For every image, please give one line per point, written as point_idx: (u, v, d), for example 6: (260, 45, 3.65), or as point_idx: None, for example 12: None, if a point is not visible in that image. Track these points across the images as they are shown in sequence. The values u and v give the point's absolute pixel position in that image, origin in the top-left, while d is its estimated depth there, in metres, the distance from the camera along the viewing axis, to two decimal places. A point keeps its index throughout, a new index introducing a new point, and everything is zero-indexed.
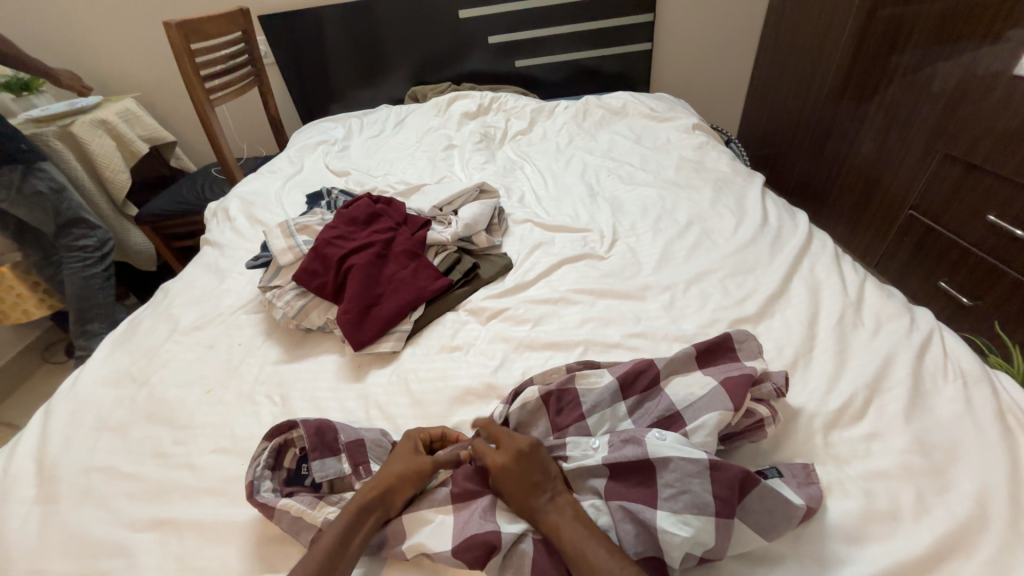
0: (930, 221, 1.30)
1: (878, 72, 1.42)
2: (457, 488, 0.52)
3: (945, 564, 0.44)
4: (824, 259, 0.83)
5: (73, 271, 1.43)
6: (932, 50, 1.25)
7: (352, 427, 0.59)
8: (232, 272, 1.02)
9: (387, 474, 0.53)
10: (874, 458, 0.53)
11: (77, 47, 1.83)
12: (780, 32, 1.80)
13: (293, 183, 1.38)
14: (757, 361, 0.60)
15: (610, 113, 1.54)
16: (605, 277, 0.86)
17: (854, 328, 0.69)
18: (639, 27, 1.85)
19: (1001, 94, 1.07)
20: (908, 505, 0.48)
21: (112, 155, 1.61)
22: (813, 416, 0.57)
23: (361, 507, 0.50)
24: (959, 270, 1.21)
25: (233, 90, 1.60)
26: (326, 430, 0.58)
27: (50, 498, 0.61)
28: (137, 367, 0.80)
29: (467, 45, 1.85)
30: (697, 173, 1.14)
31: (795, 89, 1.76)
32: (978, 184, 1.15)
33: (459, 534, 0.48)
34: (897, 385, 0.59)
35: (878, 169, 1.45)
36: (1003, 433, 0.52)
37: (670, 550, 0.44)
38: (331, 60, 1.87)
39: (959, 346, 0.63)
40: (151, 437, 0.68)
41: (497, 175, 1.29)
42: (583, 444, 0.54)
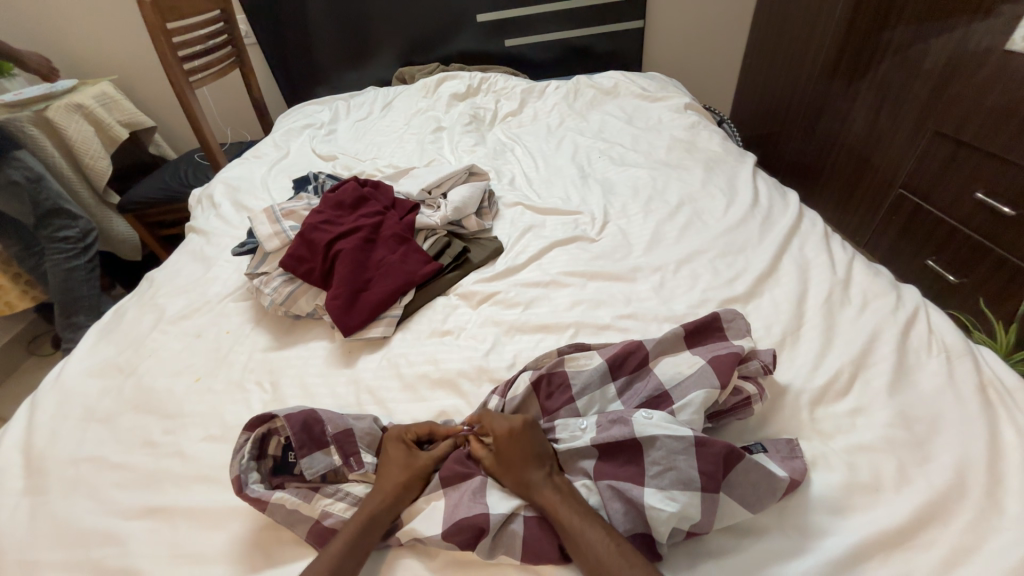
0: (919, 200, 1.30)
1: (871, 49, 1.41)
2: (447, 472, 0.53)
3: (923, 533, 0.45)
4: (814, 238, 0.83)
5: (56, 263, 1.40)
6: (924, 26, 1.24)
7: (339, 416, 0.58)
8: (218, 259, 1.00)
9: (387, 482, 0.53)
10: (858, 432, 0.53)
11: (48, 27, 1.76)
12: (772, 8, 1.77)
13: (279, 169, 1.35)
14: (745, 339, 0.61)
15: (602, 93, 1.52)
16: (596, 259, 0.86)
17: (841, 305, 0.69)
18: (630, 4, 1.81)
19: (991, 70, 1.07)
20: (890, 477, 0.49)
21: (91, 142, 1.57)
22: (800, 392, 0.58)
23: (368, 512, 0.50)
24: (946, 248, 1.22)
25: (213, 72, 1.55)
26: (313, 420, 0.57)
27: (39, 489, 0.61)
28: (124, 357, 0.79)
29: (454, 23, 1.80)
30: (689, 154, 1.13)
31: (787, 66, 1.74)
32: (965, 162, 1.15)
33: (449, 517, 0.49)
34: (882, 361, 0.60)
35: (869, 147, 1.45)
36: (983, 405, 0.53)
37: (658, 525, 0.45)
38: (315, 39, 1.81)
39: (944, 322, 0.64)
40: (140, 427, 0.68)
41: (487, 158, 1.28)
42: (572, 425, 0.55)
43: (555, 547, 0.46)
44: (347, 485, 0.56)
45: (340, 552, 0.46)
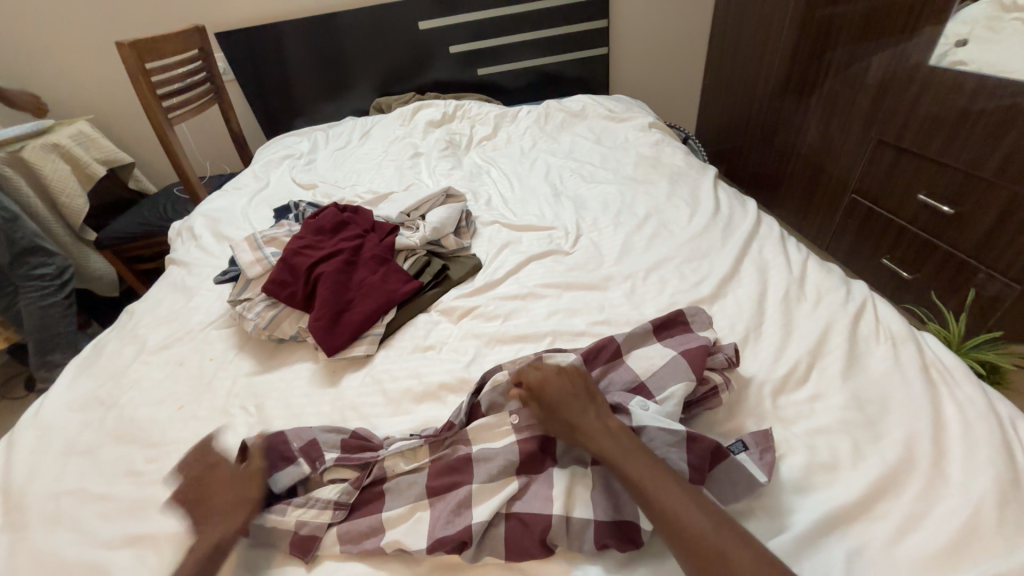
0: (870, 203, 1.39)
1: (816, 67, 1.52)
2: (433, 483, 0.54)
3: (879, 504, 0.49)
4: (770, 241, 0.89)
5: (31, 301, 1.38)
6: (861, 46, 1.35)
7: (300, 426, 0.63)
8: (200, 289, 1.01)
9: (217, 516, 0.52)
10: (817, 416, 0.57)
11: (24, 69, 1.78)
12: (726, 34, 1.90)
13: (260, 199, 1.37)
14: (708, 332, 0.65)
15: (571, 116, 1.59)
16: (571, 270, 0.90)
17: (797, 301, 0.74)
18: (594, 33, 1.93)
19: (921, 84, 1.18)
20: (847, 454, 0.53)
21: (68, 180, 1.57)
22: (763, 383, 0.62)
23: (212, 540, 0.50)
24: (899, 246, 1.31)
25: (193, 107, 1.58)
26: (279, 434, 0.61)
27: (18, 525, 0.60)
28: (105, 390, 0.79)
29: (428, 55, 1.88)
30: (654, 169, 1.20)
31: (744, 86, 1.86)
32: (909, 166, 1.24)
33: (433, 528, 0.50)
34: (835, 350, 0.64)
35: (823, 157, 1.54)
36: (926, 385, 0.58)
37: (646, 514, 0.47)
38: (293, 74, 1.87)
39: (889, 312, 0.69)
40: (123, 457, 0.68)
41: (464, 180, 1.32)
42: None
43: (538, 546, 0.47)
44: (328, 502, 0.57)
45: None
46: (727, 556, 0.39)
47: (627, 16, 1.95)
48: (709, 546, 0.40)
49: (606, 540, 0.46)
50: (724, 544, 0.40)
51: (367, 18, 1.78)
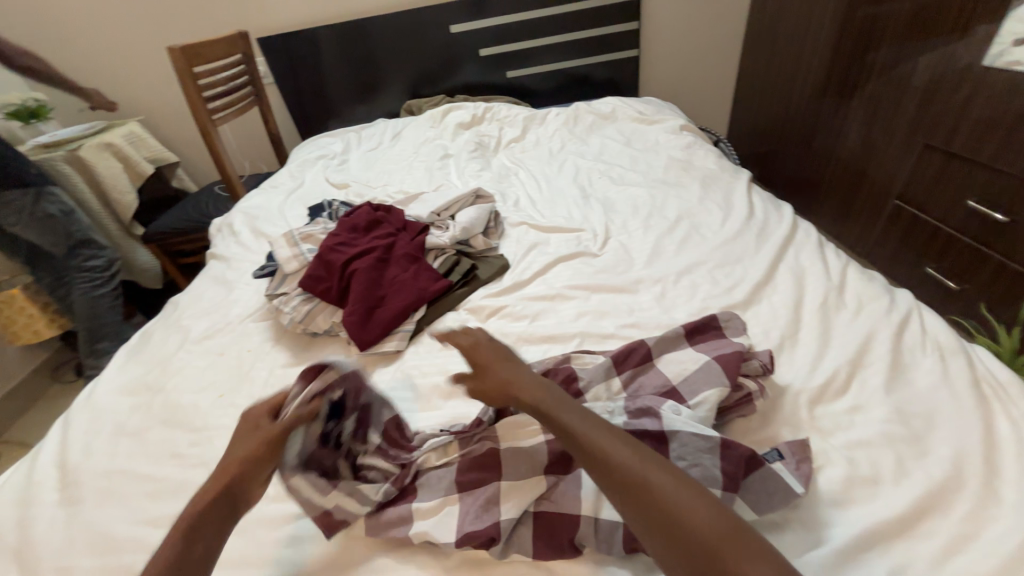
0: (915, 210, 1.33)
1: (859, 68, 1.47)
2: (463, 477, 0.54)
3: (924, 523, 0.46)
4: (808, 247, 0.86)
5: (83, 291, 1.46)
6: (907, 46, 1.30)
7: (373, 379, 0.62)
8: (239, 283, 1.06)
9: (222, 470, 0.49)
10: (857, 429, 0.55)
11: (84, 74, 1.90)
12: (762, 35, 1.86)
13: (296, 197, 1.42)
14: (742, 338, 0.64)
15: (601, 118, 1.59)
16: (599, 272, 0.90)
17: (836, 309, 0.72)
18: (625, 35, 1.91)
19: (972, 86, 1.12)
20: (889, 469, 0.51)
21: (119, 177, 1.66)
22: (799, 392, 0.60)
23: (214, 492, 0.47)
24: (945, 256, 1.25)
25: (235, 110, 1.66)
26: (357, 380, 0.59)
27: (74, 500, 0.64)
28: (152, 377, 0.83)
29: (459, 58, 1.91)
30: (686, 172, 1.18)
31: (780, 87, 1.81)
32: (958, 171, 1.18)
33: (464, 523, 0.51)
34: (877, 361, 0.62)
35: (864, 161, 1.49)
36: (978, 400, 0.55)
37: None
38: (328, 77, 1.93)
39: (936, 322, 0.66)
40: (168, 440, 0.71)
41: (493, 181, 1.34)
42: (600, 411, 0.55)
43: (565, 546, 0.48)
44: None
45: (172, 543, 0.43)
46: (689, 516, 0.38)
47: (659, 17, 1.93)
48: (671, 507, 0.39)
49: (632, 546, 0.46)
50: (686, 505, 0.39)
51: (401, 22, 1.82)
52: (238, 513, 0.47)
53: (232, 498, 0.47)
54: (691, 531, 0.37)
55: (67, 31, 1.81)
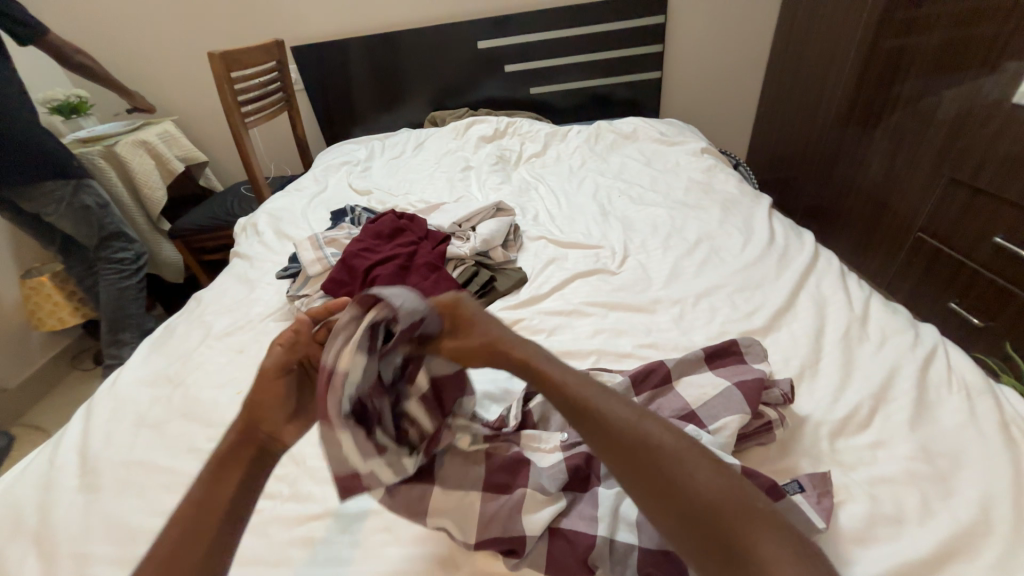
0: (938, 243, 1.31)
1: (884, 100, 1.47)
2: (490, 477, 0.51)
3: (949, 567, 0.45)
4: (830, 276, 0.86)
5: (110, 282, 1.50)
6: (935, 79, 1.30)
7: (438, 320, 0.52)
8: (261, 282, 1.08)
9: (243, 414, 0.49)
10: (880, 465, 0.54)
11: (125, 74, 1.98)
12: (785, 62, 1.87)
13: (319, 201, 1.45)
14: (763, 364, 0.63)
15: (622, 137, 1.61)
16: (617, 290, 0.90)
17: (859, 341, 0.71)
18: (648, 58, 1.94)
19: (1000, 122, 1.12)
20: (913, 509, 0.49)
21: (151, 174, 1.71)
22: (820, 423, 0.59)
23: (240, 433, 0.49)
24: (969, 291, 1.23)
25: (266, 114, 1.71)
26: (414, 322, 0.49)
27: (93, 488, 0.65)
28: (173, 370, 0.85)
29: (484, 73, 1.95)
30: (706, 195, 1.19)
31: (802, 114, 1.81)
32: (984, 207, 1.17)
33: (486, 525, 0.49)
34: (902, 396, 0.61)
35: (885, 192, 1.48)
36: (1006, 442, 0.54)
37: None
38: (356, 86, 1.98)
39: (963, 360, 0.65)
40: (186, 434, 0.72)
41: (513, 195, 1.35)
42: None
43: (580, 565, 0.47)
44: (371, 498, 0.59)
45: (203, 483, 0.46)
46: (687, 474, 0.40)
47: (682, 42, 1.96)
48: (670, 465, 0.41)
49: (648, 569, 0.46)
50: (683, 462, 0.41)
51: (430, 37, 1.87)
52: (270, 453, 0.49)
53: (257, 441, 0.49)
54: (688, 488, 0.39)
55: (113, 33, 1.90)
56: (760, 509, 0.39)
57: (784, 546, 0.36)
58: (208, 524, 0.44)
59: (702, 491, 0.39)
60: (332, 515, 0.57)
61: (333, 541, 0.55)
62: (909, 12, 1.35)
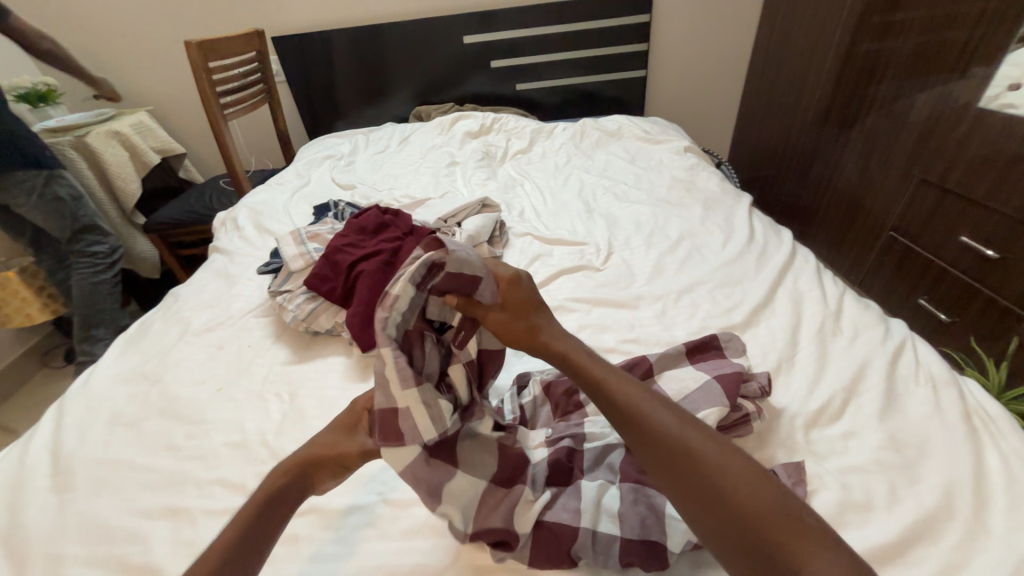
0: (909, 241, 1.36)
1: (860, 102, 1.51)
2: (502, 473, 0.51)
3: (914, 550, 0.47)
4: (806, 273, 0.88)
5: (82, 277, 1.45)
6: (908, 83, 1.34)
7: (495, 286, 0.56)
8: (242, 277, 1.06)
9: (300, 463, 0.50)
10: (851, 454, 0.56)
11: (96, 61, 1.91)
12: (767, 63, 1.91)
13: (301, 195, 1.43)
14: (742, 358, 0.65)
15: (607, 135, 1.62)
16: (602, 286, 0.91)
17: (833, 336, 0.73)
18: (633, 56, 1.96)
19: (968, 126, 1.16)
20: (881, 496, 0.52)
21: (125, 166, 1.66)
22: (795, 415, 0.61)
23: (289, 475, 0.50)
24: (937, 288, 1.27)
25: (246, 106, 1.67)
26: (469, 278, 0.54)
27: (66, 488, 0.63)
28: (150, 367, 0.83)
29: (470, 68, 1.94)
30: (689, 193, 1.21)
31: (782, 115, 1.85)
32: (952, 207, 1.22)
33: (481, 519, 0.49)
34: (872, 388, 0.63)
35: (860, 192, 1.53)
36: (968, 431, 0.56)
37: (674, 535, 0.47)
38: (340, 79, 1.95)
39: (929, 354, 0.68)
40: (164, 431, 0.71)
41: (499, 191, 1.35)
42: (600, 423, 0.60)
43: (565, 555, 0.48)
44: (355, 493, 0.59)
45: (243, 521, 0.46)
46: (732, 485, 0.41)
47: (667, 41, 1.98)
48: (714, 475, 0.42)
49: (632, 559, 0.47)
50: (729, 472, 0.42)
51: (415, 30, 1.85)
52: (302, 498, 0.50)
53: (300, 488, 0.50)
54: (734, 498, 0.41)
55: (82, 18, 1.82)
56: (806, 525, 0.39)
57: (832, 563, 0.37)
58: (245, 541, 0.45)
59: (747, 502, 0.40)
60: (317, 511, 0.57)
61: (317, 537, 0.55)
62: (885, 16, 1.38)
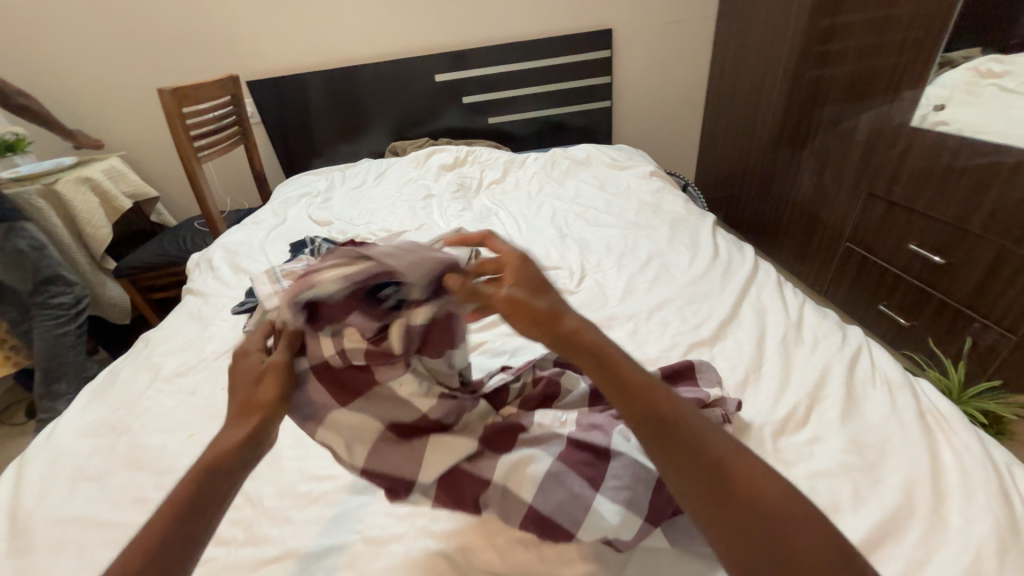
0: (864, 251, 1.43)
1: (808, 124, 1.61)
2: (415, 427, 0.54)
3: (881, 550, 0.49)
4: (768, 286, 0.92)
5: (44, 329, 1.40)
6: (849, 106, 1.44)
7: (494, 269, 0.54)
8: (216, 319, 1.05)
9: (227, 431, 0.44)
10: (817, 459, 0.58)
11: (67, 110, 1.92)
12: (722, 92, 2.04)
13: (278, 233, 1.44)
14: (715, 388, 0.66)
15: (576, 163, 1.69)
16: (576, 309, 0.94)
17: (795, 345, 0.77)
18: (598, 89, 2.06)
19: (905, 143, 1.26)
20: (847, 499, 0.53)
21: (95, 212, 1.64)
22: (763, 425, 0.63)
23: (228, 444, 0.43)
24: (894, 294, 1.34)
25: (220, 148, 1.68)
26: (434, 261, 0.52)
27: (23, 552, 0.60)
28: (118, 417, 0.81)
29: (443, 104, 2.01)
30: (655, 215, 1.26)
31: (740, 138, 1.96)
32: (899, 218, 1.30)
33: (373, 457, 0.52)
34: (833, 394, 0.66)
35: (817, 206, 1.61)
36: (923, 430, 0.59)
37: (589, 527, 0.48)
38: (315, 118, 1.99)
39: (884, 357, 0.72)
40: (132, 483, 0.69)
41: (474, 221, 1.38)
42: (554, 417, 0.60)
43: (469, 503, 0.52)
44: (331, 534, 0.57)
45: (176, 510, 0.39)
46: (798, 528, 0.34)
47: (628, 74, 2.10)
48: (777, 518, 0.34)
49: (530, 525, 0.50)
50: (793, 506, 0.35)
51: (388, 71, 1.92)
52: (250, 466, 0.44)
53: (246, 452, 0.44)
54: (798, 535, 0.34)
55: (54, 70, 1.84)
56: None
57: None
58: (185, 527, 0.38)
59: (815, 550, 0.33)
60: (292, 556, 0.56)
61: None
62: (822, 47, 1.51)
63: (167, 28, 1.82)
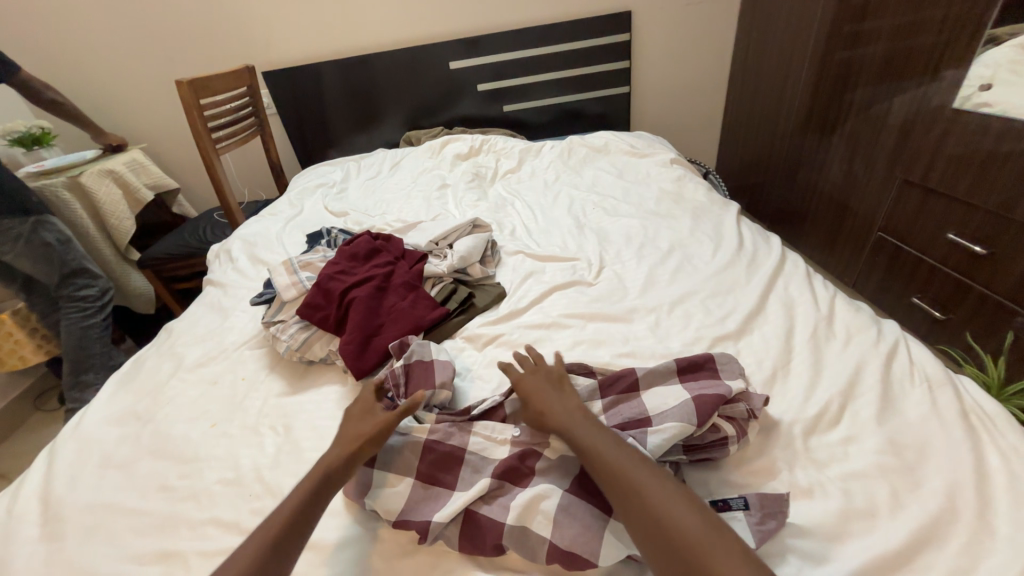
0: (898, 241, 1.37)
1: (838, 107, 1.54)
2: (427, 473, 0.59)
3: (921, 558, 0.46)
4: (797, 278, 0.89)
5: (71, 321, 1.44)
6: (883, 88, 1.37)
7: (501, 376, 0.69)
8: (235, 309, 1.06)
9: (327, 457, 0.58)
10: (851, 460, 0.56)
11: (90, 103, 1.95)
12: (746, 76, 1.97)
13: (294, 224, 1.44)
14: (737, 380, 0.63)
15: (594, 151, 1.64)
16: (595, 301, 0.91)
17: (826, 340, 0.73)
18: (616, 73, 2.00)
19: (946, 124, 1.19)
20: (884, 503, 0.51)
21: (118, 204, 1.67)
22: (793, 423, 0.61)
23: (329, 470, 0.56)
24: (930, 286, 1.28)
25: (237, 139, 1.69)
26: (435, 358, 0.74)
27: (55, 537, 0.62)
28: (143, 406, 0.82)
29: (458, 92, 1.98)
30: (676, 204, 1.22)
31: (764, 123, 1.89)
32: (936, 206, 1.24)
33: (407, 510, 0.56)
34: (868, 392, 0.63)
35: (847, 194, 1.54)
36: (967, 431, 0.56)
37: (609, 553, 0.48)
38: (329, 108, 1.98)
39: (923, 354, 0.68)
40: (157, 472, 0.70)
41: (489, 211, 1.37)
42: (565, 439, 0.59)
43: (489, 547, 0.51)
44: (349, 526, 0.57)
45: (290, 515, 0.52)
46: (664, 510, 0.46)
47: (648, 58, 2.03)
48: (649, 503, 0.46)
49: (553, 560, 0.49)
50: (660, 495, 0.47)
51: (402, 59, 1.90)
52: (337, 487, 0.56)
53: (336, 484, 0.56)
54: (664, 515, 0.45)
55: (76, 64, 1.87)
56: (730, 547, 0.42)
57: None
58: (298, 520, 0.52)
59: (678, 524, 0.44)
60: (311, 547, 0.55)
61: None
62: (854, 25, 1.42)
63: (184, 19, 1.83)
